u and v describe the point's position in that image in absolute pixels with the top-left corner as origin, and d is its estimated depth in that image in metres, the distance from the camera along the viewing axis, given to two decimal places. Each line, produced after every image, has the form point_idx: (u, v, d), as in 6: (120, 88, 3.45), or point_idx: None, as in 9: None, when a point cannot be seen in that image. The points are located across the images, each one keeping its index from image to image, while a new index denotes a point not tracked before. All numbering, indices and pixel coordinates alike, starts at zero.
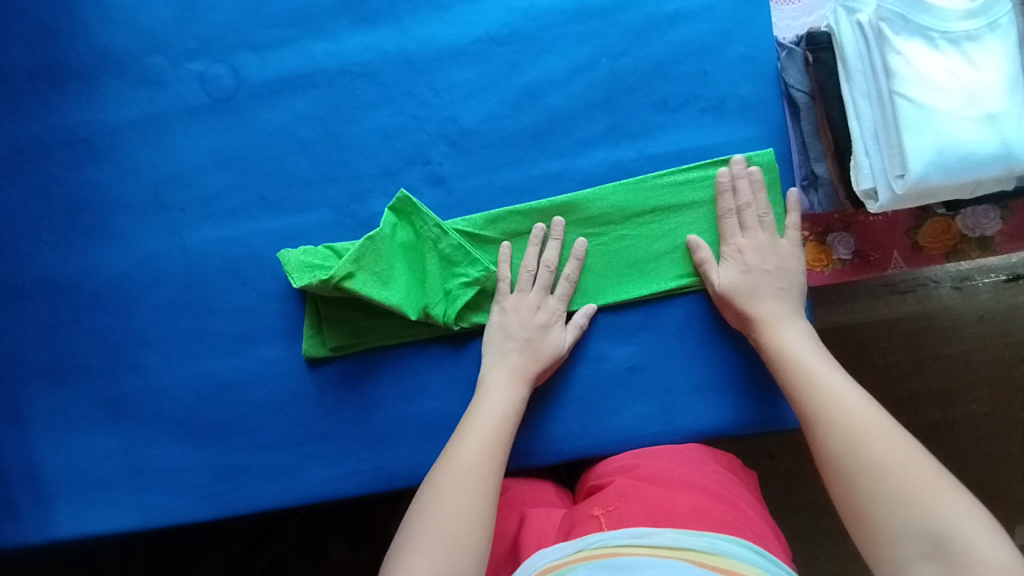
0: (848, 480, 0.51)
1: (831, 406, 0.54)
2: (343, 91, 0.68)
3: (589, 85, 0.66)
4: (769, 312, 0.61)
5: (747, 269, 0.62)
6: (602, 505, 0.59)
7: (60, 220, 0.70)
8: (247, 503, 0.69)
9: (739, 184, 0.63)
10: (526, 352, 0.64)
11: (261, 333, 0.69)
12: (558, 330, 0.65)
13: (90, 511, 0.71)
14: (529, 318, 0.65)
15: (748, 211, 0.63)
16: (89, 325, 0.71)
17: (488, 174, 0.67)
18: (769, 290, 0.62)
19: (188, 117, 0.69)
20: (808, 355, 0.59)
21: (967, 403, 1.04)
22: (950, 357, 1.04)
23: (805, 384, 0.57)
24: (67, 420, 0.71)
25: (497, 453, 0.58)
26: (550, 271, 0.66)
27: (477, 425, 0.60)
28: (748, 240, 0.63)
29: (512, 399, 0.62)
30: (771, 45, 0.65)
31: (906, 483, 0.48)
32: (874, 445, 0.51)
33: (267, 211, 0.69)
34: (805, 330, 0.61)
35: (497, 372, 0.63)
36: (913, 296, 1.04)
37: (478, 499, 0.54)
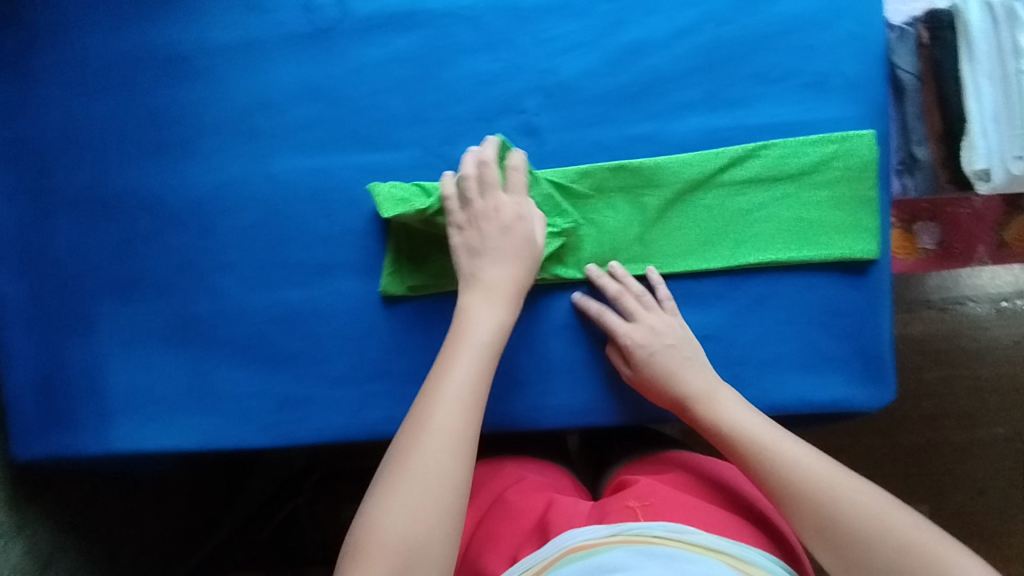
0: (841, 551, 0.50)
1: (795, 473, 0.54)
2: (444, 33, 0.67)
3: (693, 49, 0.65)
4: (697, 388, 0.61)
5: (650, 352, 0.62)
6: (637, 498, 0.62)
7: (148, 135, 0.70)
8: (309, 433, 0.69)
9: (604, 280, 0.65)
10: (500, 261, 0.61)
11: (339, 267, 0.69)
12: (529, 224, 0.63)
13: (150, 428, 0.71)
14: (496, 225, 0.62)
15: (626, 298, 0.64)
16: (166, 244, 0.70)
17: (582, 129, 0.67)
18: (681, 354, 0.63)
19: (287, 44, 0.68)
20: (753, 426, 0.58)
21: (992, 426, 1.10)
22: (981, 379, 1.10)
23: (754, 459, 0.56)
24: (135, 336, 0.71)
25: (478, 395, 0.56)
26: (490, 169, 0.63)
27: (458, 367, 0.56)
28: (637, 337, 0.63)
29: (491, 328, 0.59)
30: (883, 25, 0.64)
31: (887, 548, 0.49)
32: (847, 506, 0.51)
33: (357, 145, 0.68)
34: (738, 398, 0.61)
35: (477, 308, 0.60)
36: (951, 314, 1.11)
37: (446, 456, 0.52)
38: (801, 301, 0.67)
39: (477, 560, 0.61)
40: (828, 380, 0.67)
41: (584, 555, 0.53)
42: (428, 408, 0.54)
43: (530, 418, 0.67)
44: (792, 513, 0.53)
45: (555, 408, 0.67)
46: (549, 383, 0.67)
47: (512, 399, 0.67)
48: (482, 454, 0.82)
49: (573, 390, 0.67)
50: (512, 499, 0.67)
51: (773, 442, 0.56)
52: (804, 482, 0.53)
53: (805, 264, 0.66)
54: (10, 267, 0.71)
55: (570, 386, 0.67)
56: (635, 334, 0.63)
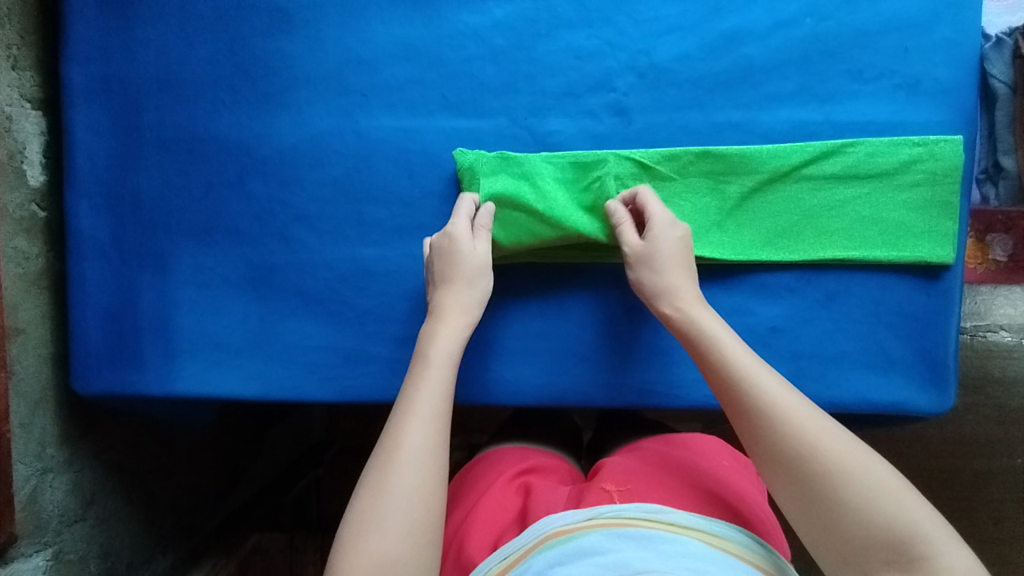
0: (809, 489, 0.49)
1: (778, 411, 0.52)
2: (544, 6, 0.68)
3: (789, 41, 0.66)
4: (688, 296, 0.60)
5: (673, 239, 0.62)
6: (614, 483, 0.62)
7: (243, 82, 0.71)
8: (371, 390, 0.70)
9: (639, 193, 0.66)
10: (446, 284, 0.62)
11: (417, 228, 0.70)
12: (459, 244, 0.62)
13: (213, 371, 0.72)
14: (439, 256, 0.63)
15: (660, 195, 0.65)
16: (249, 191, 0.71)
17: (671, 112, 0.68)
18: (679, 264, 0.61)
19: (387, 4, 0.69)
20: (742, 356, 0.56)
21: (1015, 457, 1.10)
22: (1010, 408, 1.10)
23: (737, 378, 0.54)
24: (208, 280, 0.72)
25: (439, 408, 0.55)
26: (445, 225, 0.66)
27: (428, 384, 0.56)
28: (662, 221, 0.63)
29: (450, 343, 0.59)
30: (979, 34, 0.65)
31: (861, 488, 0.47)
32: (826, 448, 0.49)
33: (447, 111, 0.69)
34: (727, 327, 0.59)
35: (435, 329, 0.60)
36: (980, 341, 1.11)
37: (416, 474, 0.51)
38: (871, 300, 0.67)
39: (456, 550, 0.60)
40: (891, 382, 0.67)
41: (560, 542, 0.53)
42: (398, 430, 0.53)
43: (593, 390, 0.68)
44: (766, 443, 0.52)
45: (617, 386, 0.68)
46: (613, 358, 0.68)
47: (577, 371, 0.68)
48: (525, 432, 0.82)
49: (636, 368, 0.68)
50: (497, 485, 0.66)
51: (758, 370, 0.54)
52: (785, 413, 0.52)
53: (879, 264, 0.66)
54: (94, 202, 0.72)
55: (633, 364, 0.68)
56: (663, 213, 0.63)
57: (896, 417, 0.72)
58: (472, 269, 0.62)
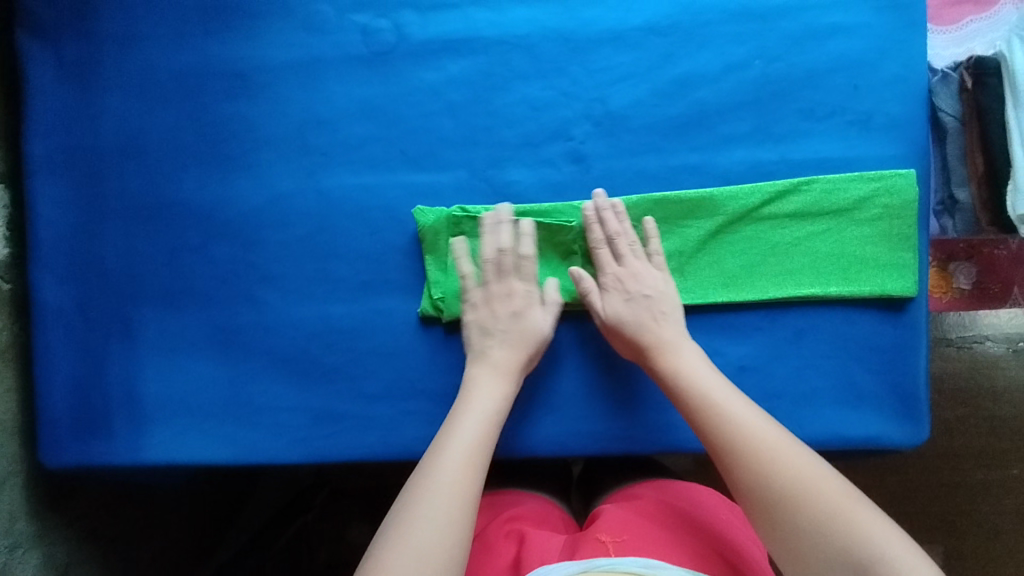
0: (770, 511, 0.53)
1: (740, 437, 0.56)
2: (499, 60, 0.69)
3: (741, 84, 0.67)
4: (663, 339, 0.63)
5: (628, 298, 0.65)
6: (609, 533, 0.61)
7: (204, 147, 0.71)
8: (342, 449, 0.70)
9: (605, 216, 0.66)
10: (508, 343, 0.65)
11: (384, 284, 0.70)
12: (538, 316, 0.66)
13: (182, 438, 0.71)
14: (504, 309, 0.66)
15: (617, 241, 0.66)
16: (212, 254, 0.71)
17: (628, 158, 0.68)
18: (652, 313, 0.64)
19: (344, 65, 0.70)
20: (709, 382, 0.60)
21: (1010, 467, 1.09)
22: (1001, 418, 1.10)
23: (705, 411, 0.59)
24: (174, 344, 0.72)
25: (478, 460, 0.59)
26: (510, 255, 0.67)
27: (469, 416, 0.61)
28: (625, 269, 0.66)
29: (495, 398, 0.63)
30: (926, 69, 0.65)
31: (822, 508, 0.51)
32: (784, 473, 0.53)
33: (407, 166, 0.70)
34: (702, 357, 0.63)
35: (482, 373, 0.64)
36: (967, 352, 1.11)
37: (458, 506, 0.55)
38: (839, 335, 0.67)
39: None
40: (864, 416, 0.67)
41: None
42: (440, 458, 0.58)
43: (566, 439, 0.67)
44: (731, 467, 0.56)
45: (591, 434, 0.67)
46: (582, 405, 0.68)
47: (548, 421, 0.68)
48: (506, 479, 0.81)
49: (609, 414, 0.67)
50: (490, 534, 0.65)
51: (726, 402, 0.58)
52: (748, 437, 0.56)
53: (842, 300, 0.67)
54: (58, 273, 0.72)
55: (604, 411, 0.67)
56: (613, 271, 0.66)
57: (875, 450, 0.71)
58: (539, 340, 0.66)
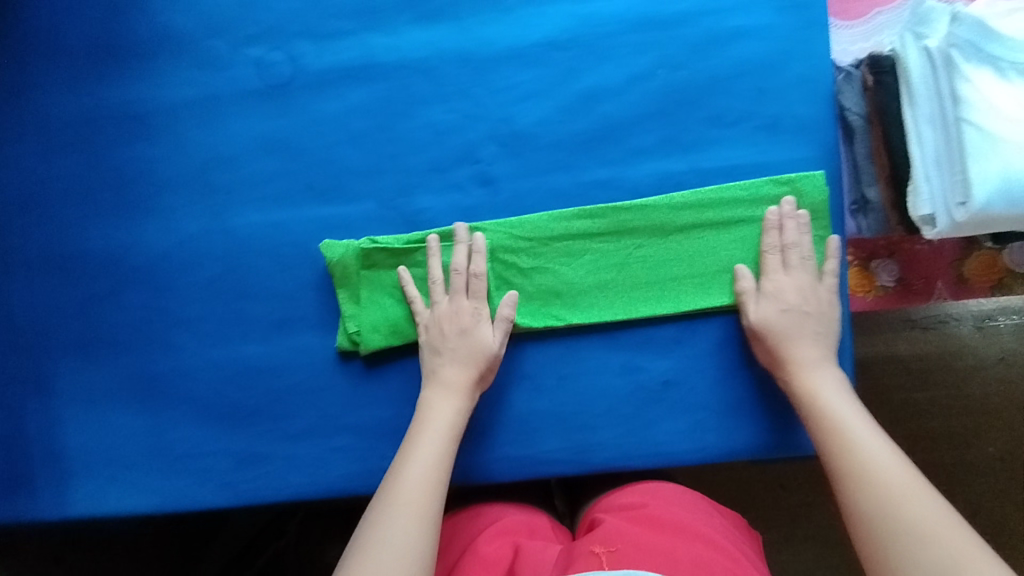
0: (879, 540, 0.49)
1: (865, 465, 0.53)
2: (398, 86, 0.67)
3: (645, 95, 0.65)
4: (803, 357, 0.61)
5: (786, 308, 0.61)
6: (603, 544, 0.58)
7: (106, 193, 0.70)
8: (268, 492, 0.68)
9: (786, 224, 0.63)
10: (457, 361, 0.63)
11: (299, 321, 0.69)
12: (484, 329, 0.64)
13: (107, 490, 0.69)
14: (450, 326, 0.64)
15: (792, 250, 0.62)
16: (123, 301, 0.70)
17: (537, 177, 0.66)
18: (806, 332, 0.61)
19: (242, 101, 0.68)
20: (848, 412, 0.58)
21: (984, 446, 1.02)
22: (971, 397, 1.03)
23: (835, 433, 0.57)
24: (92, 396, 0.70)
25: (443, 469, 0.59)
26: (462, 273, 0.65)
27: (433, 422, 0.61)
28: (789, 279, 0.62)
29: (452, 413, 0.62)
30: (831, 68, 0.64)
31: (936, 550, 0.46)
32: (908, 507, 0.49)
33: (313, 200, 0.68)
34: (845, 387, 0.60)
35: (434, 391, 0.63)
36: (933, 332, 1.04)
37: (427, 509, 0.56)
38: None
39: None
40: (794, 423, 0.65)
41: None
42: (407, 463, 0.59)
43: (491, 465, 0.67)
44: (848, 490, 0.53)
45: (517, 459, 0.66)
46: (506, 431, 0.67)
47: (472, 450, 0.67)
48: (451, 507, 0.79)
49: (533, 438, 0.67)
50: (481, 545, 0.64)
51: (858, 433, 0.56)
52: (873, 467, 0.53)
53: None
54: None
55: (529, 434, 0.67)
56: (772, 282, 0.62)
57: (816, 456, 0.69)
58: (489, 355, 0.63)
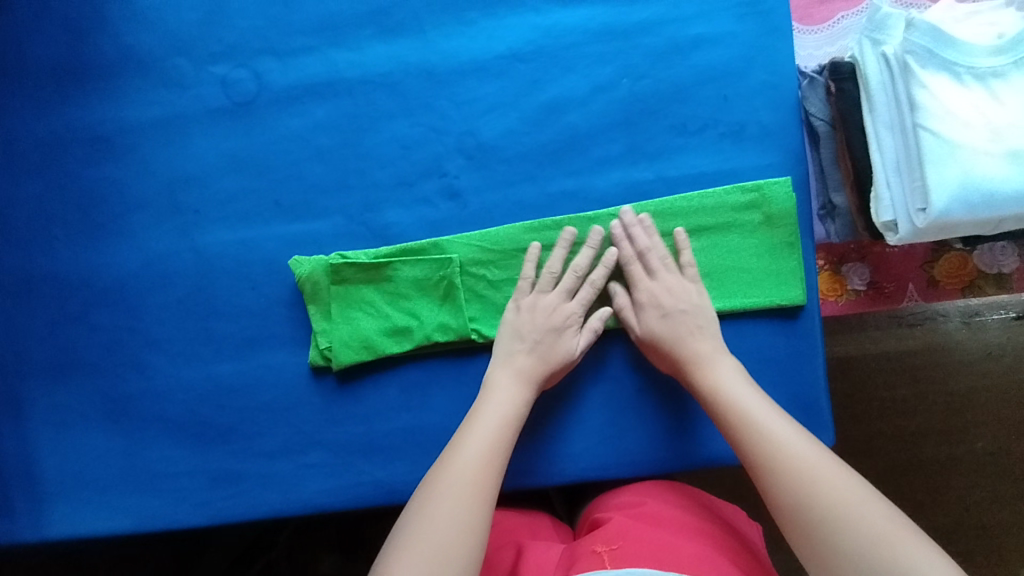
0: (804, 534, 0.47)
1: (775, 451, 0.51)
2: (363, 101, 0.67)
3: (610, 104, 0.65)
4: (699, 354, 0.60)
5: (665, 314, 0.61)
6: (604, 541, 0.56)
7: (74, 215, 0.70)
8: (243, 510, 0.67)
9: (634, 232, 0.63)
10: (536, 355, 0.62)
11: (271, 338, 0.68)
12: (574, 338, 0.63)
13: (84, 512, 0.69)
14: (542, 319, 0.62)
15: (651, 255, 0.63)
16: (94, 322, 0.70)
17: (504, 189, 0.66)
18: (697, 332, 0.61)
19: (207, 120, 0.68)
20: (748, 397, 0.56)
21: (973, 441, 0.97)
22: (957, 394, 0.98)
23: (743, 424, 0.54)
24: (66, 418, 0.70)
25: (502, 455, 0.56)
26: (577, 276, 0.64)
27: (491, 404, 0.59)
28: (659, 285, 0.62)
29: (516, 401, 0.60)
30: (794, 74, 0.64)
31: (859, 532, 0.44)
32: (822, 492, 0.47)
33: (281, 216, 0.68)
34: (739, 369, 0.59)
35: (500, 378, 0.61)
36: (920, 329, 0.98)
37: (482, 496, 0.53)
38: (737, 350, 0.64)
39: None
40: None
41: None
42: (462, 446, 0.56)
43: None
44: (765, 484, 0.51)
45: None
46: None
47: None
48: None
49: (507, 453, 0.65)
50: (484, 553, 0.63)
51: (763, 417, 0.54)
52: (783, 453, 0.51)
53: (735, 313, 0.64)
54: None
55: None
56: (653, 287, 0.62)
57: None
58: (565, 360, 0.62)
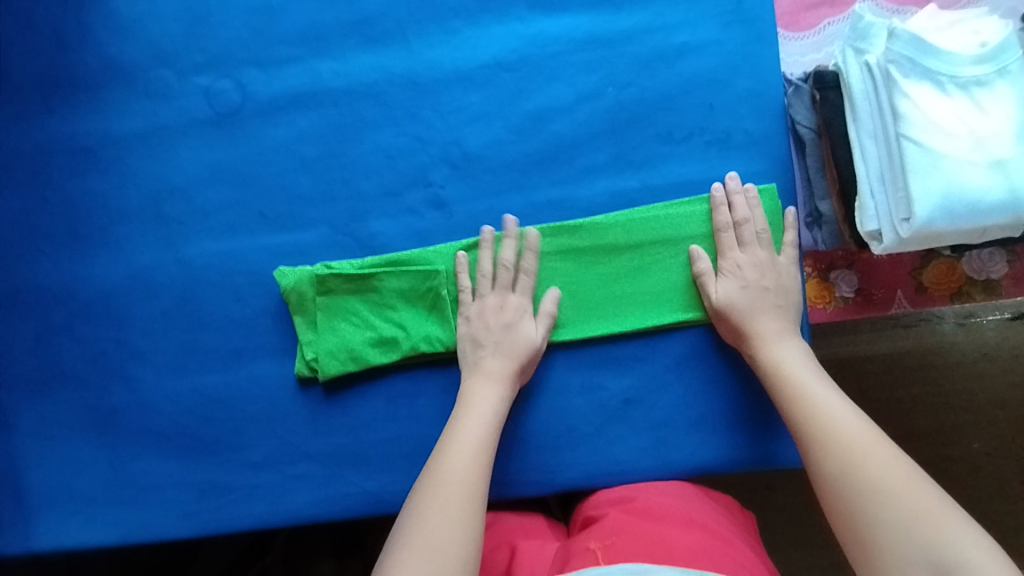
0: (846, 506, 0.48)
1: (831, 429, 0.52)
2: (348, 111, 0.67)
3: (595, 113, 0.65)
4: (767, 329, 0.60)
5: (747, 285, 0.60)
6: (599, 538, 0.56)
7: (59, 226, 0.69)
8: (231, 522, 0.67)
9: (736, 200, 0.62)
10: (501, 354, 0.62)
11: (256, 349, 0.68)
12: (528, 326, 0.63)
13: (71, 524, 0.69)
14: (494, 320, 0.63)
15: (747, 226, 0.62)
16: (80, 334, 0.69)
17: (489, 199, 0.66)
18: (767, 307, 0.60)
19: (191, 131, 0.68)
20: (808, 377, 0.56)
21: (968, 442, 0.97)
22: (951, 395, 0.98)
23: (799, 401, 0.55)
24: (52, 430, 0.70)
25: (485, 458, 0.57)
26: (509, 268, 0.64)
27: (475, 407, 0.60)
28: (748, 256, 0.62)
29: (496, 402, 0.60)
30: (779, 81, 0.64)
31: (904, 509, 0.45)
32: (869, 467, 0.49)
33: (266, 227, 0.68)
34: (805, 351, 0.59)
35: (479, 380, 0.61)
36: (915, 331, 0.98)
37: (470, 501, 0.53)
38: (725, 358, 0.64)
39: None
40: (763, 440, 0.63)
41: None
42: (447, 453, 0.57)
43: None
44: (812, 457, 0.52)
45: None
46: None
47: None
48: None
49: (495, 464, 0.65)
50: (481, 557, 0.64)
51: (821, 398, 0.55)
52: (837, 431, 0.52)
53: None
54: None
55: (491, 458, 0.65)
56: (743, 257, 0.61)
57: None
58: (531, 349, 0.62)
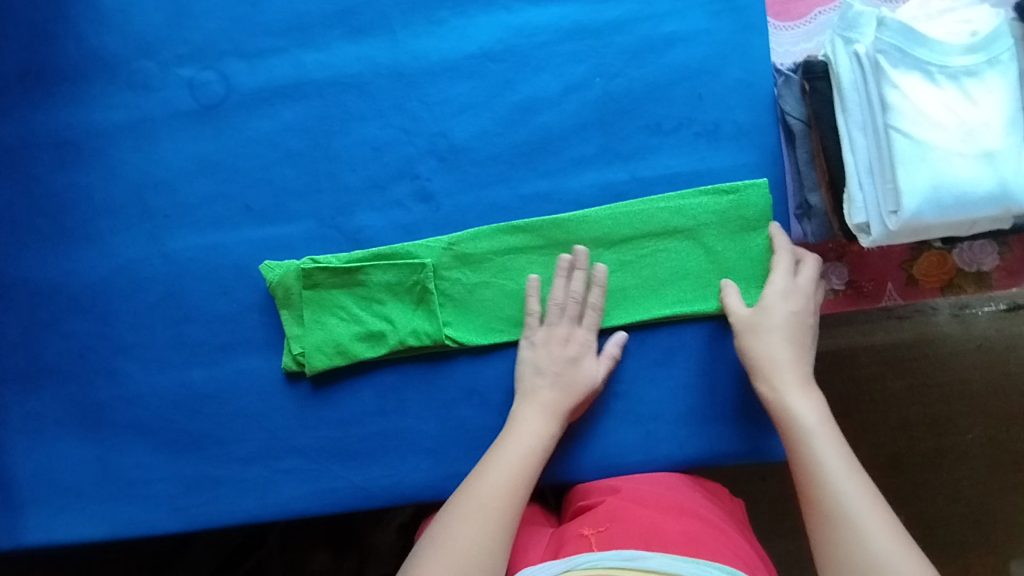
0: None
1: (843, 503, 0.52)
2: (333, 102, 0.66)
3: (583, 104, 0.64)
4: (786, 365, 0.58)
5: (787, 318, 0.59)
6: (592, 523, 0.57)
7: (42, 220, 0.69)
8: (220, 516, 0.67)
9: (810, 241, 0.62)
10: (558, 388, 0.61)
11: (244, 343, 0.68)
12: (592, 366, 0.62)
13: (59, 519, 0.68)
14: (560, 352, 0.62)
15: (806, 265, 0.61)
16: (66, 329, 0.69)
17: (477, 191, 0.65)
18: (789, 340, 0.59)
19: (175, 123, 0.67)
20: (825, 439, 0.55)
21: (963, 432, 0.97)
22: (946, 387, 0.97)
23: (813, 462, 0.54)
24: (39, 425, 0.69)
25: (522, 486, 0.57)
26: (579, 301, 0.62)
27: (517, 432, 0.60)
28: (796, 290, 0.60)
29: (542, 433, 0.60)
30: (769, 72, 0.63)
31: None
32: (878, 556, 0.49)
33: (252, 220, 0.67)
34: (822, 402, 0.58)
35: (528, 408, 0.61)
36: (910, 322, 0.97)
37: (497, 530, 0.55)
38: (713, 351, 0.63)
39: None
40: (752, 433, 0.63)
41: None
42: (482, 479, 0.57)
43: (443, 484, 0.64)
44: (818, 528, 0.52)
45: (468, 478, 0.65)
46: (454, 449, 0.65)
47: (421, 471, 0.65)
48: None
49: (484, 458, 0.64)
50: None
51: (836, 466, 0.54)
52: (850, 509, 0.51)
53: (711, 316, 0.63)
54: None
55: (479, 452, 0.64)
56: (784, 286, 0.60)
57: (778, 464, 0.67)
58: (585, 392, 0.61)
